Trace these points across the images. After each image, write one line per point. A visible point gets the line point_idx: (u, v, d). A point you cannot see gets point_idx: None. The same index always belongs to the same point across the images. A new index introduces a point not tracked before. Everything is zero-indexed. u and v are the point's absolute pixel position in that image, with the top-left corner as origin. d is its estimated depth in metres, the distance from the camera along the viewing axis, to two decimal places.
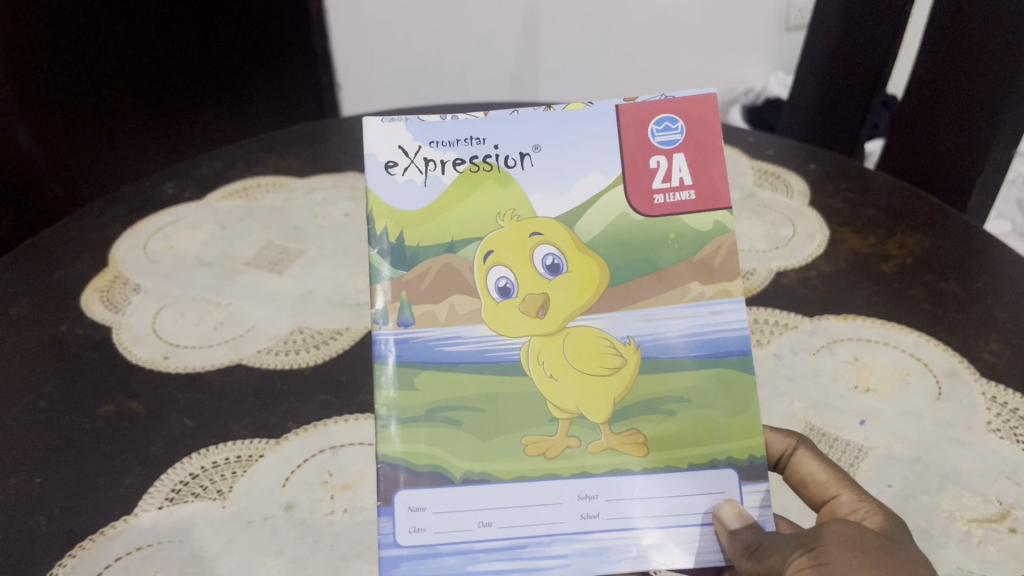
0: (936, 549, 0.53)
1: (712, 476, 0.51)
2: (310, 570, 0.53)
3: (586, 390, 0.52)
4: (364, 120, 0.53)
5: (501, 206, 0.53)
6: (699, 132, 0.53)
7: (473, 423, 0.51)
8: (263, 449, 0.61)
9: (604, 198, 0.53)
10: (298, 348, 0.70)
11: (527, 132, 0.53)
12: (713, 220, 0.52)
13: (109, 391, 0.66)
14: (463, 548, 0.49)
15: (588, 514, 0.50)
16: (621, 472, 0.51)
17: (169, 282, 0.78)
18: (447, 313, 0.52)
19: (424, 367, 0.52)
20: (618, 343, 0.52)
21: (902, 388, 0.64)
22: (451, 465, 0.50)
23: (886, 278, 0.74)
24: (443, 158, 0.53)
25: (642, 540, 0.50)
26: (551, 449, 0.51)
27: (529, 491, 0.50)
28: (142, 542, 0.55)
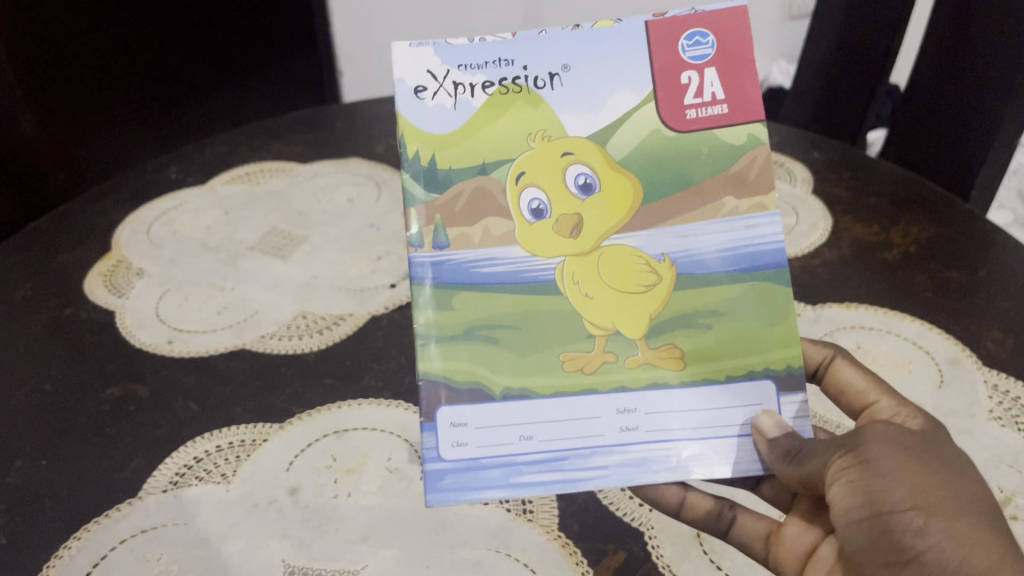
0: None
1: (750, 388, 0.52)
2: (315, 554, 0.53)
3: (623, 307, 0.54)
4: (392, 46, 0.55)
5: (533, 127, 0.54)
6: (728, 45, 0.54)
7: (510, 341, 0.53)
8: (267, 433, 0.61)
9: (635, 116, 0.54)
10: (302, 332, 0.70)
11: (556, 52, 0.55)
12: (747, 132, 0.54)
13: (113, 375, 0.67)
14: (505, 461, 0.50)
15: (627, 427, 0.51)
16: (659, 386, 0.52)
17: (173, 265, 0.78)
18: (480, 236, 0.54)
19: (458, 289, 0.53)
20: (653, 261, 0.54)
21: (905, 375, 0.64)
22: (490, 381, 0.52)
23: (889, 267, 0.74)
24: (471, 81, 0.55)
25: (681, 451, 0.50)
26: (588, 364, 0.52)
27: (568, 406, 0.51)
28: (148, 525, 0.55)
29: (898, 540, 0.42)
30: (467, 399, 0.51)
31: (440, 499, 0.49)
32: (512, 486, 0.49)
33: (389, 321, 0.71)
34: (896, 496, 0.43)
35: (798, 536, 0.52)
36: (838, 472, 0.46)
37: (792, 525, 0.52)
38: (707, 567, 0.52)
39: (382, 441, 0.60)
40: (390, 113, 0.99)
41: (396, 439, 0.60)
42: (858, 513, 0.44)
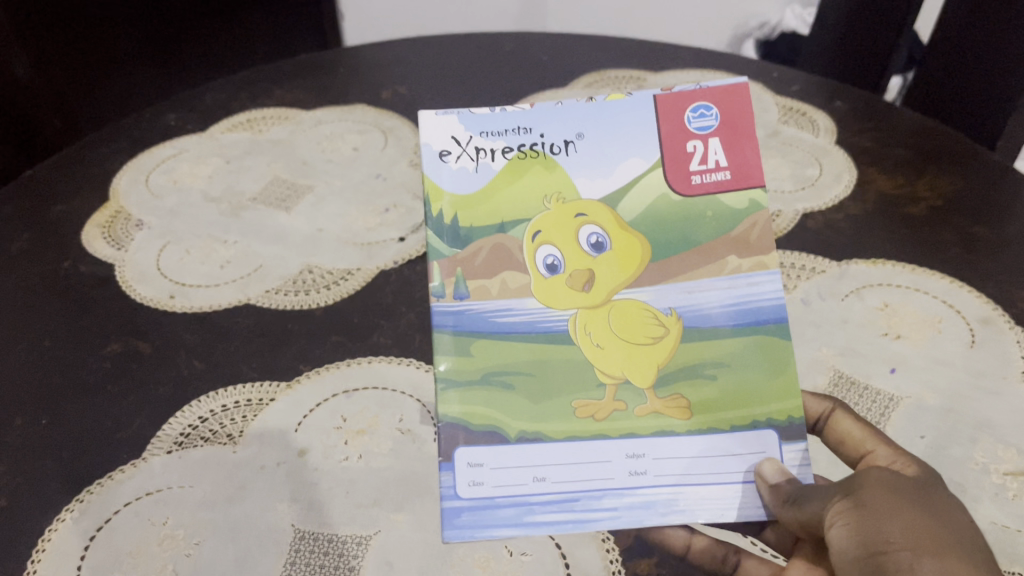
0: (970, 503, 0.51)
1: (748, 437, 0.55)
2: (326, 519, 0.51)
3: (631, 355, 0.58)
4: (421, 116, 0.67)
5: (549, 190, 0.64)
6: (729, 120, 0.64)
7: (525, 388, 0.57)
8: (274, 392, 0.59)
9: (646, 179, 0.64)
10: (308, 287, 0.68)
11: (566, 124, 0.66)
12: (749, 198, 0.62)
13: (115, 330, 0.64)
14: (519, 501, 0.53)
15: (636, 471, 0.54)
16: (664, 433, 0.55)
17: (173, 216, 0.76)
18: (498, 288, 0.61)
19: (477, 338, 0.60)
20: (659, 315, 0.59)
21: (933, 336, 0.61)
22: (505, 424, 0.56)
23: (917, 222, 0.71)
24: (492, 147, 0.66)
25: (687, 496, 0.53)
26: (599, 411, 0.56)
27: (581, 449, 0.55)
28: (153, 486, 0.53)
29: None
30: (482, 440, 0.55)
31: (457, 536, 0.50)
32: (526, 526, 0.51)
33: (398, 276, 0.69)
34: (894, 535, 0.42)
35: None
36: (834, 515, 0.45)
37: (796, 568, 0.48)
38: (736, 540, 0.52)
39: (392, 401, 0.58)
40: (395, 59, 0.95)
41: (406, 399, 0.58)
42: (853, 554, 0.42)
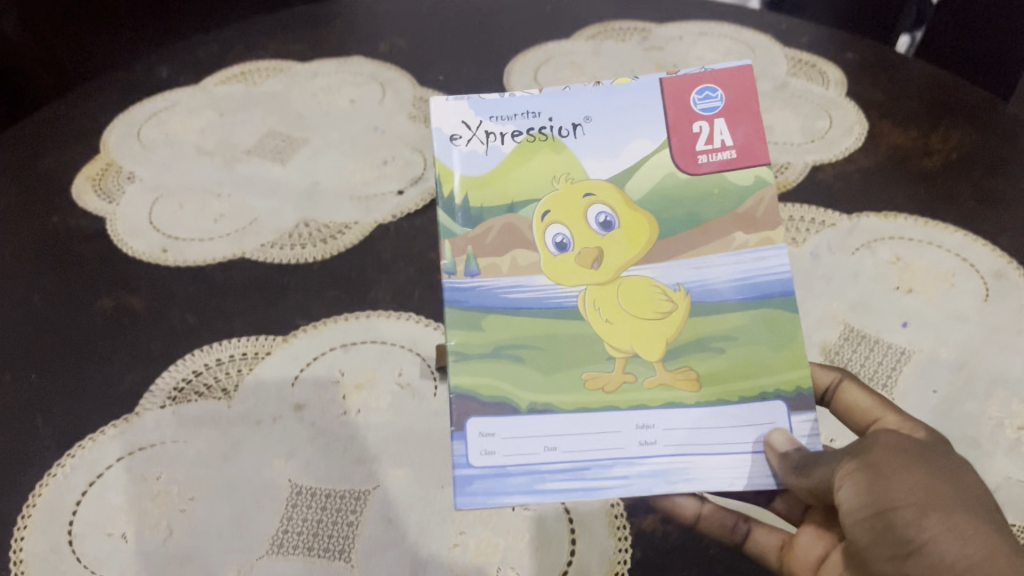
0: (983, 458, 0.50)
1: (755, 408, 0.46)
2: (323, 474, 0.50)
3: (639, 332, 0.48)
4: (433, 100, 0.52)
5: (557, 169, 0.51)
6: (735, 98, 0.51)
7: (536, 360, 0.47)
8: (270, 346, 0.58)
9: (651, 161, 0.51)
10: (305, 242, 0.66)
11: (578, 104, 0.52)
12: (754, 175, 0.50)
13: (107, 285, 0.63)
14: (532, 469, 0.45)
15: (646, 441, 0.45)
16: (673, 405, 0.46)
17: (165, 169, 0.73)
18: (510, 265, 0.49)
19: (486, 311, 0.48)
20: (668, 290, 0.48)
21: (947, 290, 0.60)
22: (514, 395, 0.46)
23: (930, 174, 0.70)
24: (501, 130, 0.52)
25: (697, 464, 0.45)
26: (611, 382, 0.47)
27: (599, 419, 0.46)
28: (147, 442, 0.52)
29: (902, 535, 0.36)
30: (484, 406, 0.46)
31: (470, 502, 0.44)
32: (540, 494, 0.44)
33: (397, 230, 0.67)
34: (898, 491, 0.37)
35: (808, 545, 0.44)
36: (842, 480, 0.40)
37: (805, 534, 0.44)
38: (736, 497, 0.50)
39: (391, 356, 0.57)
40: (392, 10, 0.92)
41: (406, 353, 0.57)
42: (860, 515, 0.38)
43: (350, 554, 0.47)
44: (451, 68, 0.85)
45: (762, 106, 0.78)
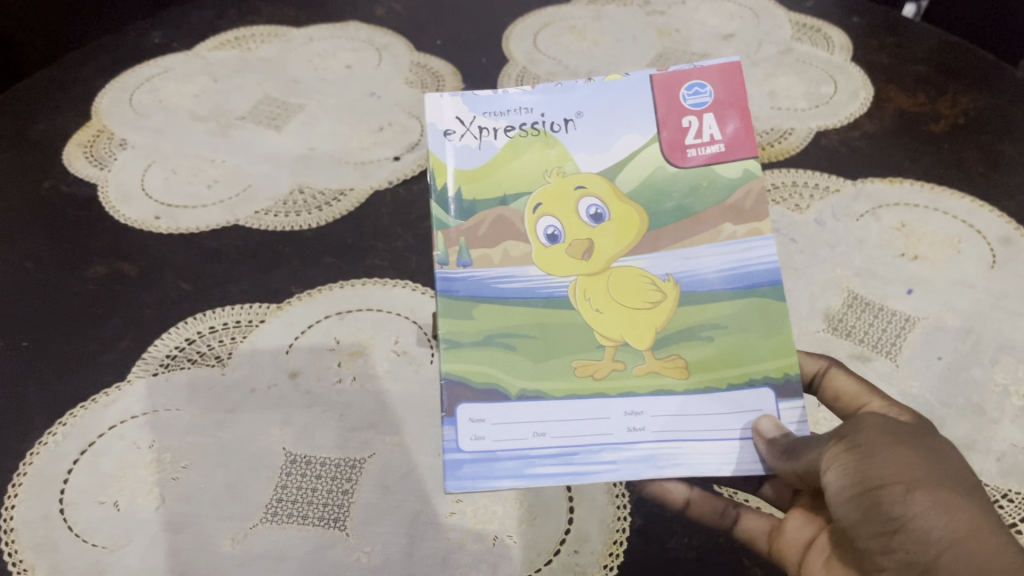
0: (989, 425, 0.49)
1: (743, 395, 0.44)
2: (318, 441, 0.49)
3: (630, 320, 0.46)
4: (426, 95, 0.50)
5: (548, 164, 0.49)
6: (725, 94, 0.49)
7: (529, 348, 0.45)
8: (264, 314, 0.57)
9: (642, 153, 0.49)
10: (300, 208, 0.65)
11: (572, 99, 0.50)
12: (742, 167, 0.48)
13: (99, 252, 0.62)
14: (520, 453, 0.43)
15: (635, 426, 0.43)
16: (660, 393, 0.44)
17: (159, 135, 0.72)
18: (501, 255, 0.47)
19: (477, 301, 0.46)
20: (657, 280, 0.46)
21: (953, 256, 0.59)
22: (505, 381, 0.45)
23: (936, 140, 0.68)
24: (494, 125, 0.50)
25: (686, 450, 0.43)
26: (601, 370, 0.45)
27: (589, 405, 0.44)
28: (140, 409, 0.51)
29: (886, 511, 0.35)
30: (476, 393, 0.44)
31: (460, 486, 0.42)
32: (527, 479, 0.42)
33: (394, 196, 0.66)
34: (886, 471, 0.35)
35: (797, 528, 0.42)
36: (829, 459, 0.38)
37: (794, 518, 0.43)
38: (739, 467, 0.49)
39: (388, 324, 0.56)
40: None
41: (403, 321, 0.56)
42: (846, 495, 0.37)
43: (346, 522, 0.46)
44: (449, 33, 0.83)
45: (765, 71, 0.77)
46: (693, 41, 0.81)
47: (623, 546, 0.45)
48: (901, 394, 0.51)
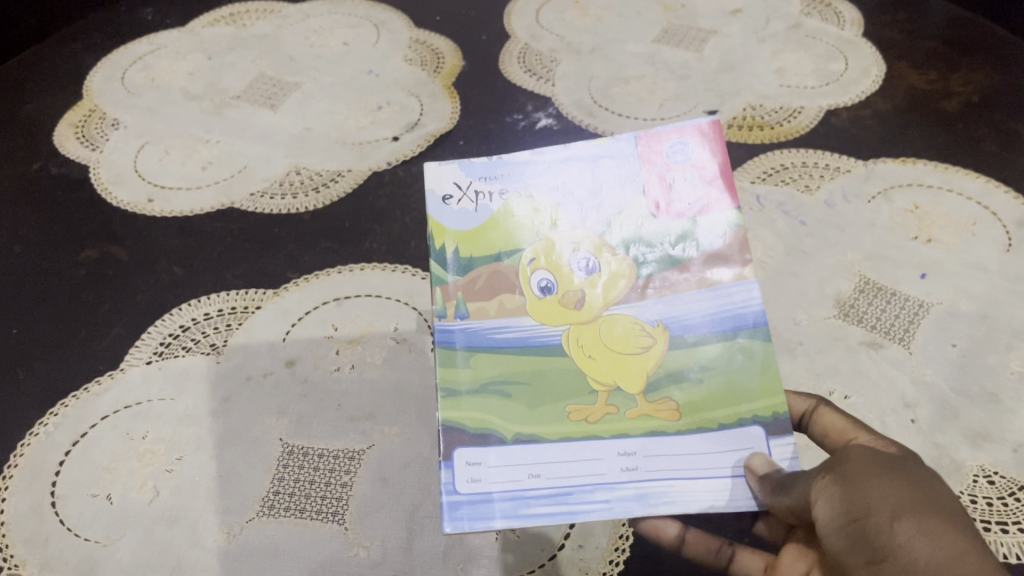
0: (1005, 414, 0.47)
1: (737, 435, 0.44)
2: (316, 432, 0.48)
3: (621, 365, 0.46)
4: (425, 164, 0.55)
5: (541, 216, 0.51)
6: (708, 156, 0.53)
7: (524, 396, 0.45)
8: (260, 300, 0.55)
9: (629, 208, 0.51)
10: (296, 190, 0.63)
11: (568, 165, 0.53)
12: (726, 220, 0.50)
13: (90, 235, 0.60)
14: (511, 494, 0.42)
15: (629, 467, 0.43)
16: (657, 435, 0.44)
17: (151, 114, 0.70)
18: (495, 309, 0.48)
19: (474, 350, 0.47)
20: (646, 325, 0.47)
21: (967, 239, 0.57)
22: (503, 427, 0.44)
23: (949, 119, 0.67)
24: (489, 189, 0.53)
25: (680, 487, 0.42)
26: (594, 414, 0.45)
27: (580, 446, 0.44)
28: (132, 399, 0.50)
29: (874, 546, 0.32)
30: (471, 438, 0.44)
31: (457, 527, 0.42)
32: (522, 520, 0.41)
33: (392, 178, 0.64)
34: (875, 498, 0.33)
35: (791, 564, 0.38)
36: (817, 490, 0.35)
37: (786, 555, 0.39)
38: None
39: (387, 310, 0.54)
40: None
41: (402, 307, 0.54)
42: (833, 528, 0.34)
43: (344, 516, 0.45)
44: (450, 9, 0.81)
45: (773, 47, 0.75)
46: (699, 16, 0.79)
47: (628, 542, 0.44)
48: (915, 382, 0.49)
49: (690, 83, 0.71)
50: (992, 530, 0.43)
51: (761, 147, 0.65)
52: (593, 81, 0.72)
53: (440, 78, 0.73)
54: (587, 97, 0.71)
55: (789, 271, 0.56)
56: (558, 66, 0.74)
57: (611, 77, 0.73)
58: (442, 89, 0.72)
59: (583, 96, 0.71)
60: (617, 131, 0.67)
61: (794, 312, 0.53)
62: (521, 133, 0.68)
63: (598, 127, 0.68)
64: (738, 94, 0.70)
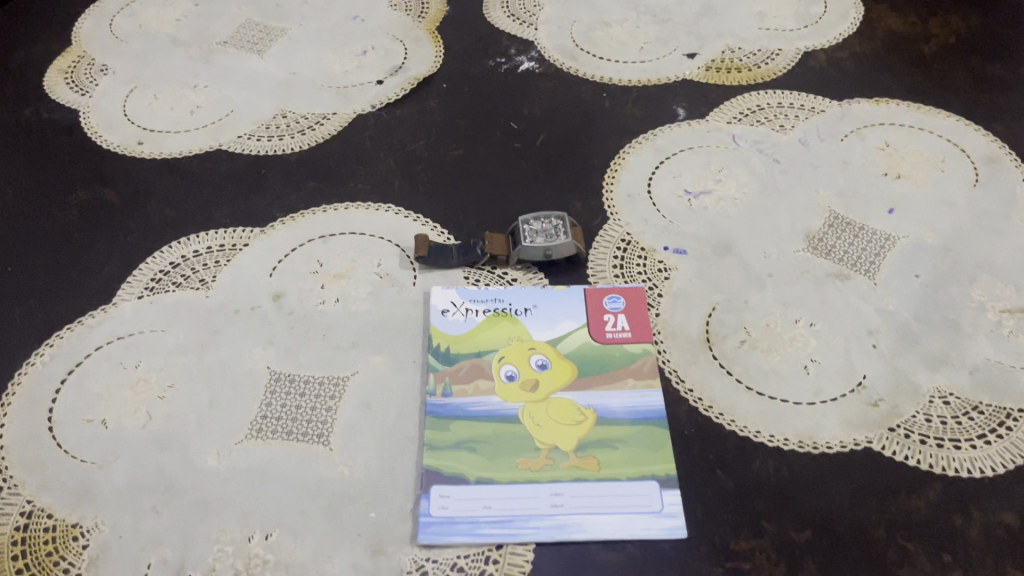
0: (964, 340, 0.49)
1: (681, 392, 0.48)
2: (302, 361, 0.50)
3: (562, 409, 0.47)
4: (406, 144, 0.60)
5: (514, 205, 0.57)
6: None
7: (499, 351, 0.49)
8: (247, 237, 0.57)
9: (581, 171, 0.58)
10: (282, 133, 0.65)
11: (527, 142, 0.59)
12: None
13: (81, 178, 0.62)
14: (481, 436, 0.46)
15: (588, 415, 0.46)
16: (615, 387, 0.47)
17: (140, 59, 0.71)
18: (474, 278, 0.54)
19: (460, 318, 0.51)
20: (613, 299, 0.52)
21: (937, 175, 0.59)
22: (478, 379, 0.48)
23: (925, 60, 0.68)
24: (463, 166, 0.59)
25: (638, 432, 0.46)
26: (561, 371, 0.48)
27: (545, 401, 0.47)
28: (124, 331, 0.52)
29: None
30: (448, 389, 0.48)
31: (431, 462, 0.45)
32: (488, 457, 0.45)
33: (377, 120, 0.65)
34: None
35: None
36: None
37: None
38: (714, 372, 0.48)
39: (371, 247, 0.56)
40: None
41: (385, 244, 0.56)
42: None
43: (329, 437, 0.47)
44: None
45: None
46: None
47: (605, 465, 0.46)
48: (879, 311, 0.51)
49: (671, 26, 0.72)
50: (946, 446, 0.45)
51: (738, 88, 0.66)
52: (575, 25, 0.73)
53: (424, 24, 0.74)
54: (569, 41, 0.72)
55: (763, 208, 0.57)
56: (541, 10, 0.75)
57: (594, 21, 0.73)
58: (426, 34, 0.73)
59: (565, 40, 0.72)
60: (598, 74, 0.69)
61: (765, 246, 0.55)
62: (504, 76, 0.69)
63: (579, 70, 0.69)
64: (718, 37, 0.71)
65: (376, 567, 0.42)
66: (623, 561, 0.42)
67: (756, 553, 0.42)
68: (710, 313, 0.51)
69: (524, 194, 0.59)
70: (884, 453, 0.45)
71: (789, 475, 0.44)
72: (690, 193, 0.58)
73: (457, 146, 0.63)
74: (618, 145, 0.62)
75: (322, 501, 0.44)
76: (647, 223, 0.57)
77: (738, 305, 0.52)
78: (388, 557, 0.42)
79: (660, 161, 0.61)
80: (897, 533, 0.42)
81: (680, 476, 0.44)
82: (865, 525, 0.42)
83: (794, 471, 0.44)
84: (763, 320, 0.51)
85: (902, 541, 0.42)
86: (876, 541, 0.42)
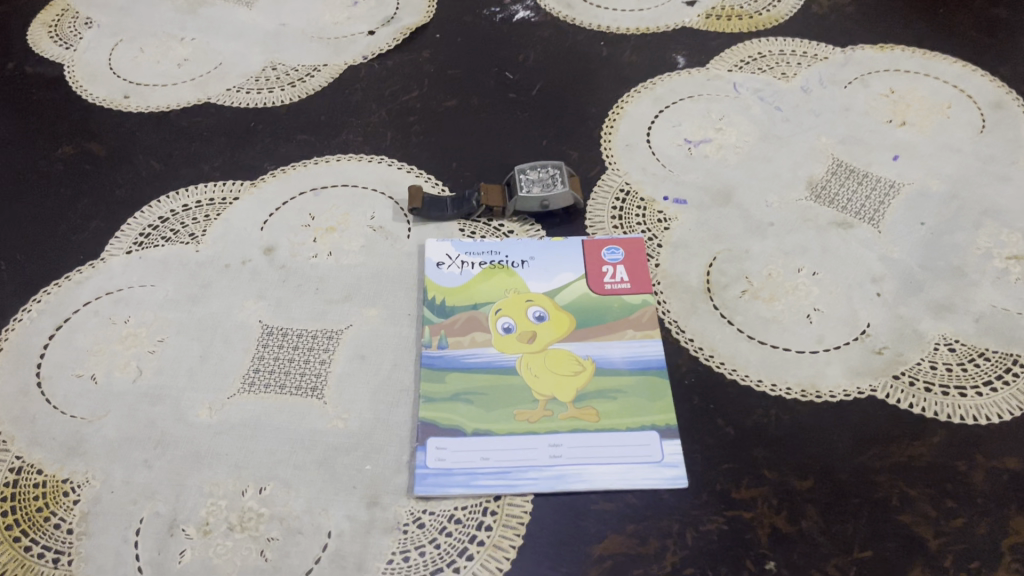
0: (969, 287, 0.48)
1: (681, 342, 0.47)
2: (295, 314, 0.49)
3: (561, 360, 0.46)
4: None
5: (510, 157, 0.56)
6: None
7: (495, 303, 0.48)
8: (237, 191, 0.56)
9: None
10: (272, 85, 0.63)
11: None
12: None
13: (67, 133, 0.60)
14: (478, 388, 0.45)
15: (586, 366, 0.45)
16: (614, 338, 0.47)
17: (124, 12, 0.69)
18: (470, 230, 0.53)
19: (455, 270, 0.50)
20: (611, 250, 0.51)
21: (942, 121, 0.57)
22: (475, 331, 0.47)
23: (930, 5, 0.66)
24: None
25: (637, 382, 0.45)
26: (559, 322, 0.47)
27: (542, 352, 0.46)
28: (113, 286, 0.51)
29: None
30: (444, 342, 0.47)
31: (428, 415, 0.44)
32: (485, 409, 0.44)
33: (369, 71, 0.64)
34: None
35: None
36: None
37: None
38: (716, 321, 0.48)
39: (364, 200, 0.55)
40: None
41: (378, 197, 0.55)
42: None
43: (323, 391, 0.46)
44: None
45: None
46: None
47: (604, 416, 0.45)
48: (883, 258, 0.50)
49: None
50: (951, 394, 0.44)
51: (738, 35, 0.65)
52: None
53: None
54: None
55: (763, 156, 0.56)
56: None
57: None
58: None
59: None
60: (595, 22, 0.67)
61: (766, 195, 0.54)
62: (498, 26, 0.67)
63: (576, 18, 0.67)
64: None
65: (371, 518, 0.41)
66: (622, 510, 0.41)
67: (757, 501, 0.41)
68: (711, 262, 0.50)
69: (519, 145, 0.58)
70: (888, 401, 0.44)
71: (791, 424, 0.43)
72: (690, 141, 0.57)
73: (451, 97, 0.62)
74: (616, 94, 0.61)
75: (316, 453, 0.43)
76: (646, 172, 0.56)
77: (739, 254, 0.51)
78: (384, 509, 0.41)
79: (659, 110, 0.59)
80: (900, 479, 0.41)
81: (680, 425, 0.44)
82: (868, 473, 0.42)
83: (797, 420, 0.44)
84: (764, 269, 0.50)
85: (905, 488, 0.41)
86: (879, 487, 0.41)
